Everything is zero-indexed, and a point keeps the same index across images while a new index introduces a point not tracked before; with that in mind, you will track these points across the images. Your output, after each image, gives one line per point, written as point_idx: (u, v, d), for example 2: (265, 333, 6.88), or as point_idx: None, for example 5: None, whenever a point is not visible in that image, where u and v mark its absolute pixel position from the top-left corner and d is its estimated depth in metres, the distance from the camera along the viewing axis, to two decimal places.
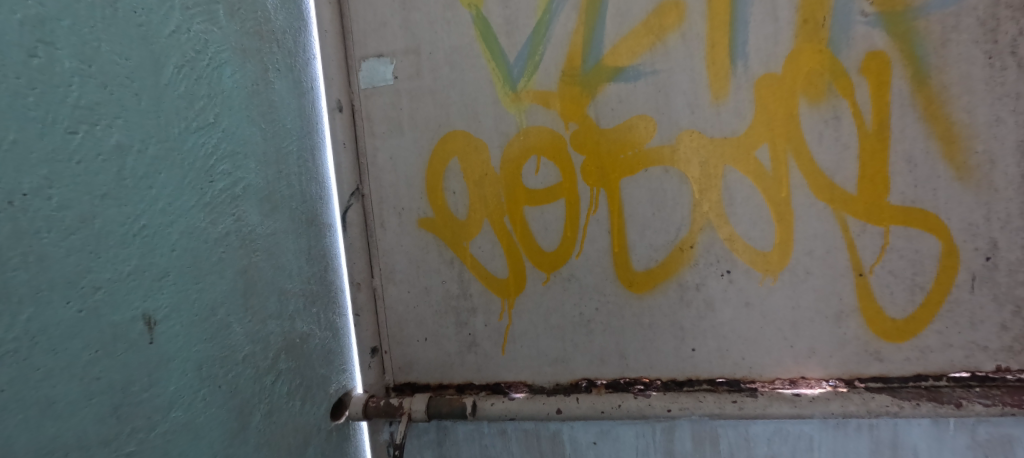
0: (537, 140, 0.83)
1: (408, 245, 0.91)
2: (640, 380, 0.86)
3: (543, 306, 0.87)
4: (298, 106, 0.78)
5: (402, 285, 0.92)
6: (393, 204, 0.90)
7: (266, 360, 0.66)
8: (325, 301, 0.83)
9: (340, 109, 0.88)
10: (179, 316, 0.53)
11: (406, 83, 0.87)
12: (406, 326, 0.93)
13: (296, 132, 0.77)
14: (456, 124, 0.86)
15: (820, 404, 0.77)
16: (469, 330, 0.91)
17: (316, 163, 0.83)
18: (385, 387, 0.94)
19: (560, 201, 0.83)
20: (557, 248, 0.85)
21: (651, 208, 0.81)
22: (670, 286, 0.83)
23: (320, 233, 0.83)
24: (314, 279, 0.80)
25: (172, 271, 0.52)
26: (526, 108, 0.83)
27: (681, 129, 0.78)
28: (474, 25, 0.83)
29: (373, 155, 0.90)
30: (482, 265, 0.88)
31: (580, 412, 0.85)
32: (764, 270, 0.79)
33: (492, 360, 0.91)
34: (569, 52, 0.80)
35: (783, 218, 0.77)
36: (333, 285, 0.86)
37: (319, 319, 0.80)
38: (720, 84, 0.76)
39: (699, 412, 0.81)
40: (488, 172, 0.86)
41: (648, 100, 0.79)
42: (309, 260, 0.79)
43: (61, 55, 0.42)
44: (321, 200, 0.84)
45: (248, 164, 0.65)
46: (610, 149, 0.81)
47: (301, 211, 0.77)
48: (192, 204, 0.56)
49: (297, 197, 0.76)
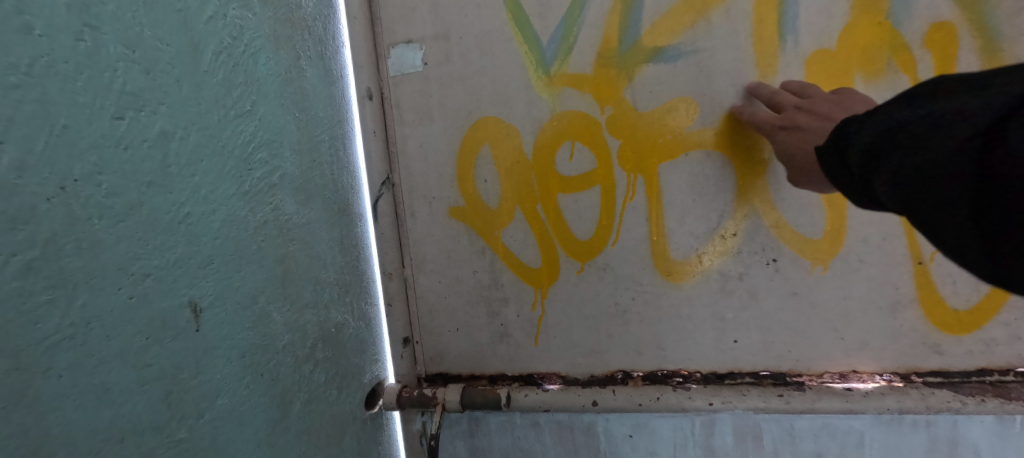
0: (571, 125, 0.81)
1: (439, 234, 0.90)
2: (679, 372, 0.83)
3: (577, 296, 0.85)
4: (328, 94, 0.77)
5: (433, 275, 0.92)
6: (423, 193, 0.89)
7: (304, 350, 0.66)
8: (357, 291, 0.82)
9: (370, 97, 0.87)
10: (223, 304, 0.53)
11: (436, 70, 0.85)
12: (437, 316, 0.93)
13: (328, 121, 0.77)
14: (487, 111, 0.84)
15: (875, 400, 0.74)
16: (501, 320, 0.90)
17: (347, 152, 0.83)
18: (417, 377, 0.94)
19: (595, 188, 0.81)
20: (592, 237, 0.83)
21: (691, 195, 0.78)
22: (711, 275, 0.80)
23: (352, 222, 0.83)
24: (347, 269, 0.80)
25: (216, 259, 0.52)
26: (559, 93, 0.80)
27: (723, 111, 0.75)
28: (506, 7, 0.81)
29: (403, 143, 0.89)
30: (514, 254, 0.87)
31: (617, 404, 0.83)
32: (813, 258, 0.75)
33: (524, 351, 0.89)
34: (605, 33, 0.77)
35: (834, 203, 0.73)
36: (365, 275, 0.86)
37: (352, 309, 0.80)
38: (767, 62, 0.72)
39: (743, 406, 0.78)
40: (520, 159, 0.84)
41: (688, 82, 0.75)
42: (342, 250, 0.78)
43: (106, 40, 0.41)
44: (352, 189, 0.84)
45: (284, 153, 0.65)
46: (648, 133, 0.78)
47: (333, 200, 0.77)
48: (233, 192, 0.55)
49: (330, 186, 0.76)
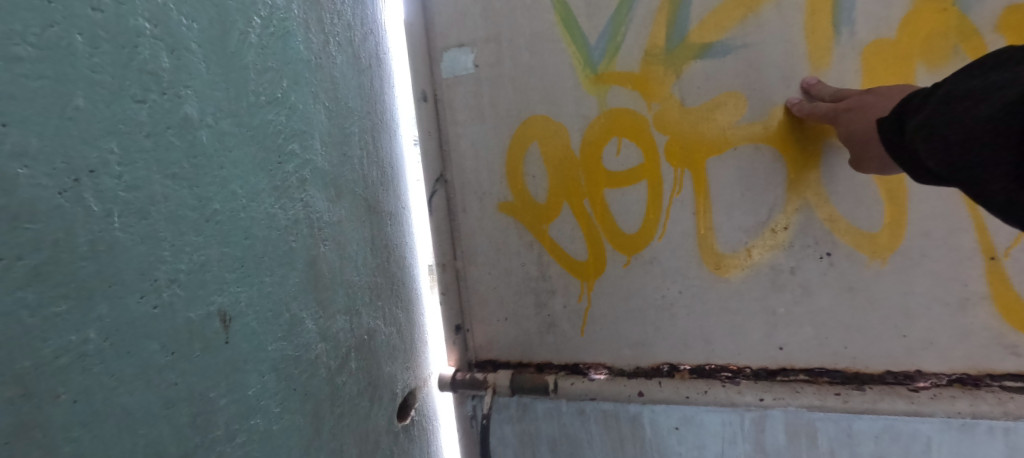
0: (618, 122, 0.84)
1: (489, 229, 0.96)
2: (732, 367, 0.85)
3: (624, 289, 0.89)
4: (358, 84, 0.72)
5: (483, 267, 0.98)
6: (474, 189, 0.95)
7: (336, 361, 0.61)
8: (389, 293, 0.77)
9: (424, 99, 0.94)
10: (253, 311, 0.48)
11: (487, 71, 0.91)
12: (488, 305, 0.99)
13: (358, 112, 0.71)
14: (535, 109, 0.88)
15: (943, 404, 0.72)
16: (548, 310, 0.94)
17: (378, 146, 0.78)
18: (468, 362, 1.01)
19: (642, 183, 0.84)
20: (638, 232, 0.86)
21: (739, 188, 0.81)
22: (763, 269, 0.81)
23: (383, 220, 0.78)
24: (378, 270, 0.74)
25: (246, 261, 0.47)
26: (605, 91, 0.84)
27: (773, 105, 0.77)
28: (554, 9, 0.85)
29: (457, 142, 0.95)
30: (562, 248, 0.91)
31: (669, 398, 0.85)
32: (873, 252, 0.76)
33: (570, 341, 0.94)
34: (653, 32, 0.81)
35: (894, 195, 0.74)
36: (398, 278, 0.81)
37: (384, 314, 0.75)
38: (821, 56, 0.74)
39: (796, 402, 0.78)
40: (568, 156, 0.88)
41: (738, 76, 0.78)
42: (373, 250, 0.73)
43: (126, 11, 0.36)
44: (382, 186, 0.78)
45: (315, 145, 0.60)
46: (696, 128, 0.80)
47: (364, 197, 0.71)
48: (263, 188, 0.50)
49: (361, 183, 0.71)
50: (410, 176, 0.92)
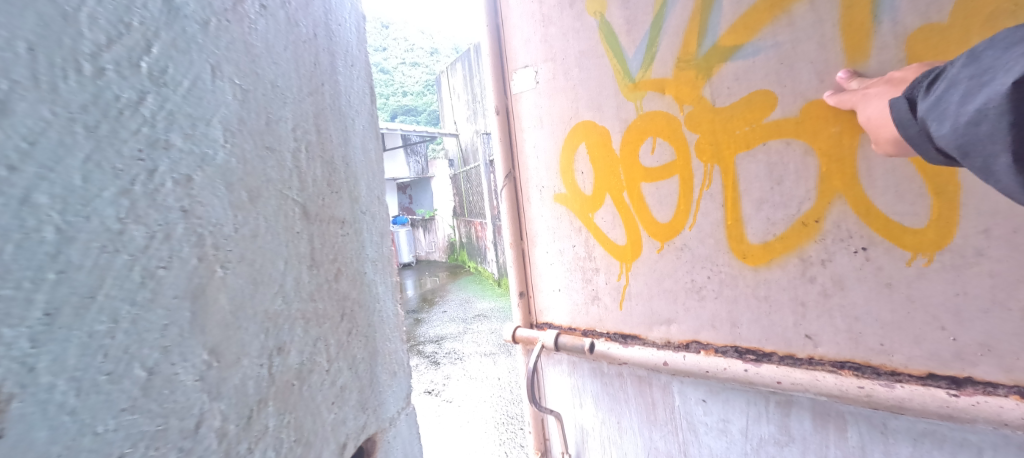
0: (654, 126, 1.21)
1: (548, 214, 1.48)
2: (748, 351, 1.13)
3: (656, 270, 1.27)
4: (293, 57, 0.57)
5: (544, 241, 1.51)
6: (538, 183, 1.49)
7: (239, 422, 0.44)
8: (336, 319, 0.61)
9: (500, 113, 1.53)
10: (66, 381, 0.31)
11: (546, 86, 1.41)
12: (547, 275, 1.53)
13: (291, 94, 0.56)
14: (584, 116, 1.34)
15: (986, 411, 0.83)
16: (593, 284, 1.41)
17: (323, 136, 0.62)
18: (530, 323, 1.59)
19: (674, 177, 1.19)
20: (669, 221, 1.21)
21: (770, 183, 1.05)
22: (792, 260, 1.06)
23: (326, 229, 0.61)
24: (315, 295, 0.57)
25: (60, 311, 0.30)
26: (647, 98, 1.21)
27: (806, 99, 0.99)
28: (600, 28, 1.28)
29: (525, 143, 1.50)
30: (605, 231, 1.35)
31: (726, 375, 1.13)
32: (919, 244, 0.91)
33: (610, 313, 1.39)
34: (684, 43, 1.13)
35: (942, 191, 0.88)
36: (352, 297, 0.66)
37: (327, 349, 0.58)
38: (859, 47, 0.93)
39: (813, 390, 1.01)
40: (611, 160, 1.30)
41: (766, 74, 1.03)
42: (312, 267, 0.57)
43: None
44: (326, 186, 0.61)
45: (213, 134, 0.44)
46: (725, 126, 1.09)
47: (296, 201, 0.55)
48: (107, 198, 0.34)
49: (294, 182, 0.55)
50: (369, 174, 0.74)
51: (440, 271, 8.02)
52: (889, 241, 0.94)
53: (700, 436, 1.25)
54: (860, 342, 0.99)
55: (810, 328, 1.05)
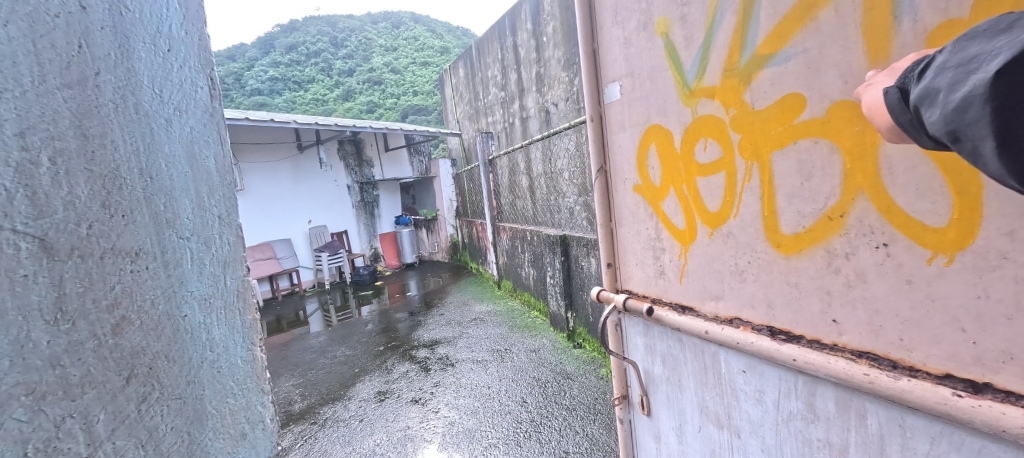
0: (702, 126, 0.87)
1: (628, 204, 1.10)
2: (782, 331, 0.77)
3: (707, 254, 0.90)
4: (28, 35, 0.41)
5: (629, 226, 1.11)
6: (620, 173, 1.10)
7: None
8: (114, 385, 0.47)
9: (591, 119, 1.14)
10: None
11: (628, 96, 1.04)
12: (628, 255, 1.13)
13: (18, 88, 0.40)
14: (654, 119, 0.97)
15: (985, 415, 0.53)
16: (660, 263, 1.03)
17: (97, 143, 0.47)
18: (616, 288, 1.19)
19: (721, 174, 0.84)
20: (717, 211, 0.86)
21: (798, 178, 0.72)
22: (816, 253, 0.71)
23: (96, 266, 0.46)
24: (65, 359, 0.42)
25: None
26: (696, 103, 0.87)
27: (831, 101, 0.66)
28: (665, 49, 0.92)
29: (614, 133, 1.10)
30: (669, 220, 0.98)
31: (748, 349, 0.80)
32: (936, 245, 0.58)
33: (672, 288, 1.00)
34: (729, 49, 0.80)
35: (964, 192, 0.55)
36: (155, 348, 0.51)
37: (86, 428, 0.44)
38: (876, 48, 0.61)
39: (823, 372, 0.69)
40: (671, 151, 0.94)
41: (799, 79, 0.70)
42: (55, 321, 0.42)
43: None
44: (97, 209, 0.46)
45: None
46: (765, 126, 0.75)
47: (27, 232, 0.40)
48: None
49: (24, 206, 0.39)
50: (199, 188, 0.60)
51: (446, 270, 7.84)
52: (908, 240, 0.60)
53: (740, 400, 0.86)
54: (879, 336, 0.64)
55: (836, 311, 0.69)
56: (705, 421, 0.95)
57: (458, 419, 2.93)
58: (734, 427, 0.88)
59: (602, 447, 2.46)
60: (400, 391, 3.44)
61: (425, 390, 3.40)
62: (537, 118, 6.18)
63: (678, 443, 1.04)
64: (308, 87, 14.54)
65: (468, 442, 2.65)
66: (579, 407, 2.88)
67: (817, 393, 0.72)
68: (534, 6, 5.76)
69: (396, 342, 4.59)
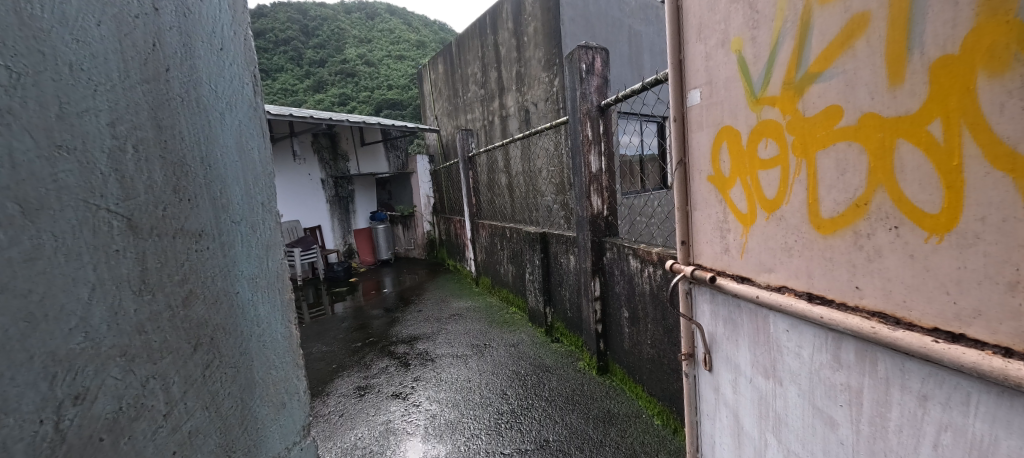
0: (765, 128, 1.01)
1: (703, 191, 1.26)
2: (818, 295, 0.90)
3: (765, 234, 1.03)
4: (123, 46, 0.48)
5: (702, 210, 1.27)
6: (698, 164, 1.27)
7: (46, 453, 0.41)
8: (183, 350, 0.53)
9: (675, 120, 1.34)
10: None
11: (707, 99, 1.20)
12: (700, 236, 1.29)
13: (113, 89, 0.47)
14: (727, 121, 1.13)
15: (951, 354, 0.66)
16: (725, 241, 1.18)
17: (173, 137, 0.54)
18: (688, 261, 1.37)
19: (777, 168, 0.99)
20: (773, 198, 1.00)
21: (835, 174, 0.85)
22: (846, 233, 0.83)
23: (168, 244, 0.52)
24: (147, 327, 0.49)
25: None
26: (761, 108, 1.01)
27: (862, 114, 0.78)
28: (737, 63, 1.07)
29: (692, 133, 1.28)
30: (733, 206, 1.13)
31: (790, 310, 0.95)
32: (930, 228, 0.70)
33: (735, 263, 1.14)
34: (787, 66, 0.93)
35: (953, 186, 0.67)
36: (213, 319, 0.57)
37: (164, 389, 0.51)
38: (895, 71, 0.73)
39: (842, 326, 0.83)
40: (740, 147, 1.09)
41: (839, 94, 0.82)
42: (134, 290, 0.48)
43: None
44: (170, 193, 0.53)
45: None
46: (814, 130, 0.88)
47: (120, 213, 0.47)
48: None
49: (116, 192, 0.46)
50: (247, 177, 0.66)
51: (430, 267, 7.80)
52: (912, 224, 0.73)
53: (784, 354, 1.01)
54: (889, 297, 0.76)
55: (860, 280, 0.81)
56: (755, 373, 1.11)
57: (438, 411, 2.98)
58: (778, 376, 1.03)
59: (581, 435, 2.57)
60: (381, 386, 3.45)
61: (405, 385, 3.43)
62: (518, 116, 6.22)
63: (735, 393, 1.21)
64: (279, 77, 14.03)
65: (451, 434, 2.70)
66: (556, 398, 2.99)
67: (842, 346, 0.86)
68: (515, 6, 5.81)
69: (381, 337, 4.61)
